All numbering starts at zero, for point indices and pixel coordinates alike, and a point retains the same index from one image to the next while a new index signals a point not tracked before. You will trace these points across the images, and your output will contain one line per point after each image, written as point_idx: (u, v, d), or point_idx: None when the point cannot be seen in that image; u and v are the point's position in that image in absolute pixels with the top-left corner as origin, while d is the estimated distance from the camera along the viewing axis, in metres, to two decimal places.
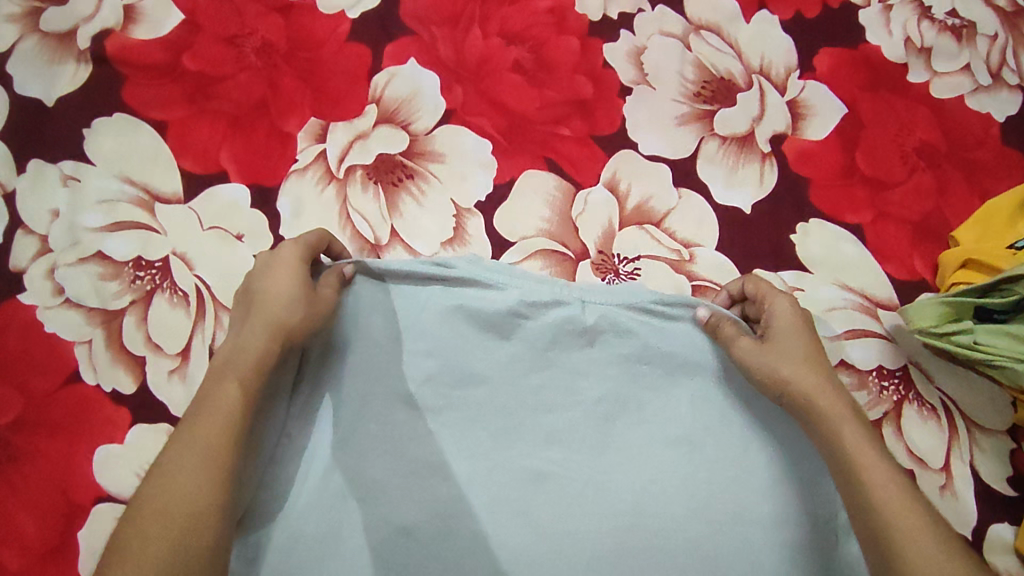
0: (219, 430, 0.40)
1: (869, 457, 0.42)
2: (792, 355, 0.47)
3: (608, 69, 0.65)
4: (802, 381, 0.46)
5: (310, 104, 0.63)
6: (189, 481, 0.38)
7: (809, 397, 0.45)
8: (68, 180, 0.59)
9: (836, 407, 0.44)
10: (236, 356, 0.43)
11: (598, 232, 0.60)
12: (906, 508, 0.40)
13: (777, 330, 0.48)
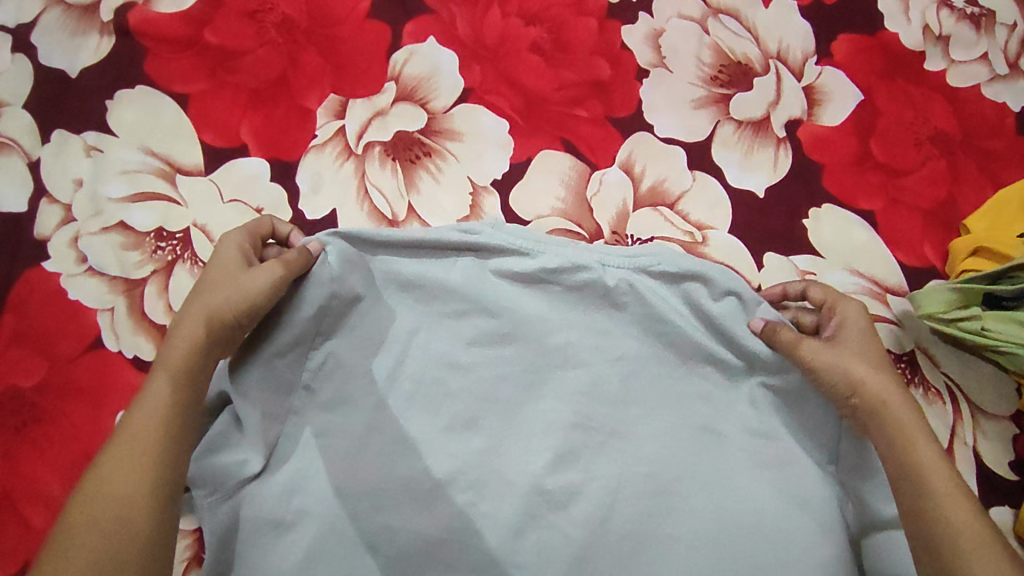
0: (141, 439, 0.44)
1: (921, 452, 0.47)
2: (853, 359, 0.51)
3: (625, 51, 0.65)
4: (868, 380, 0.50)
5: (330, 81, 0.64)
6: (116, 480, 0.42)
7: (883, 395, 0.50)
8: (91, 151, 0.60)
9: (891, 408, 0.49)
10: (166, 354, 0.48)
11: (612, 213, 0.61)
12: (957, 498, 0.45)
13: (845, 331, 0.54)
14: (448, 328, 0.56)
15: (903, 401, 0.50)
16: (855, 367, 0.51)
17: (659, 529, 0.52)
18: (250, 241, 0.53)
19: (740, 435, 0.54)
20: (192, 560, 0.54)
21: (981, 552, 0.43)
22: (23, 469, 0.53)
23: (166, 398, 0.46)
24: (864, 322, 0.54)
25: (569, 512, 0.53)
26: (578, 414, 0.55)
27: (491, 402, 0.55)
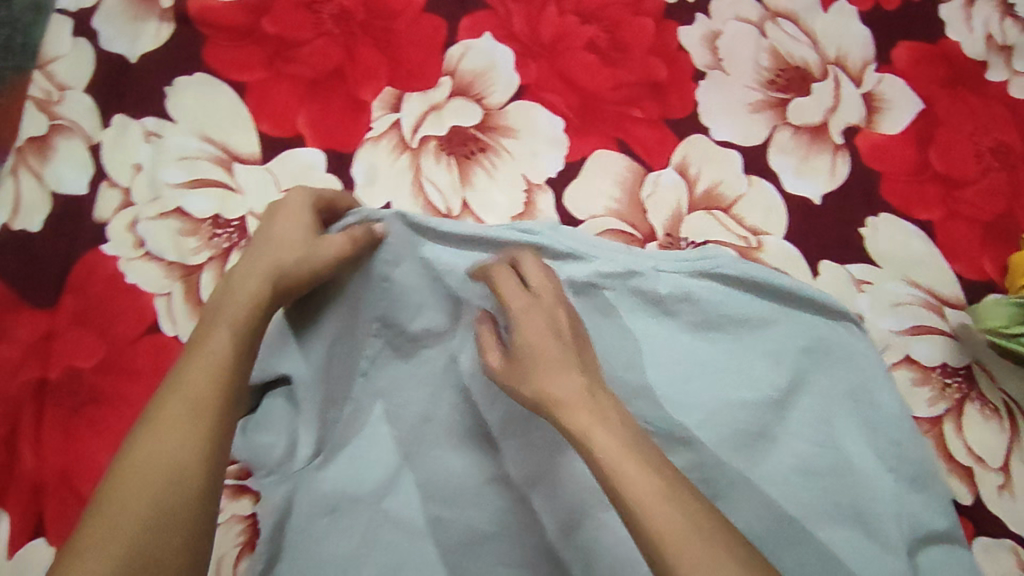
0: (206, 400, 0.38)
1: (598, 437, 0.38)
2: (542, 355, 0.43)
3: (682, 52, 0.65)
4: (545, 381, 0.42)
5: (386, 74, 0.64)
6: (174, 438, 0.36)
7: (564, 401, 0.41)
8: (150, 136, 0.60)
9: (573, 404, 0.40)
10: (225, 309, 0.43)
11: (666, 215, 0.61)
12: (645, 480, 0.35)
13: (523, 319, 0.46)
14: None
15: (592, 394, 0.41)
16: (545, 351, 0.44)
17: None
18: (315, 202, 0.52)
19: (795, 443, 0.55)
20: (245, 546, 0.53)
21: (684, 545, 0.33)
22: (81, 448, 0.54)
23: (233, 360, 0.41)
24: (553, 300, 0.47)
25: None
26: (630, 414, 0.55)
27: None
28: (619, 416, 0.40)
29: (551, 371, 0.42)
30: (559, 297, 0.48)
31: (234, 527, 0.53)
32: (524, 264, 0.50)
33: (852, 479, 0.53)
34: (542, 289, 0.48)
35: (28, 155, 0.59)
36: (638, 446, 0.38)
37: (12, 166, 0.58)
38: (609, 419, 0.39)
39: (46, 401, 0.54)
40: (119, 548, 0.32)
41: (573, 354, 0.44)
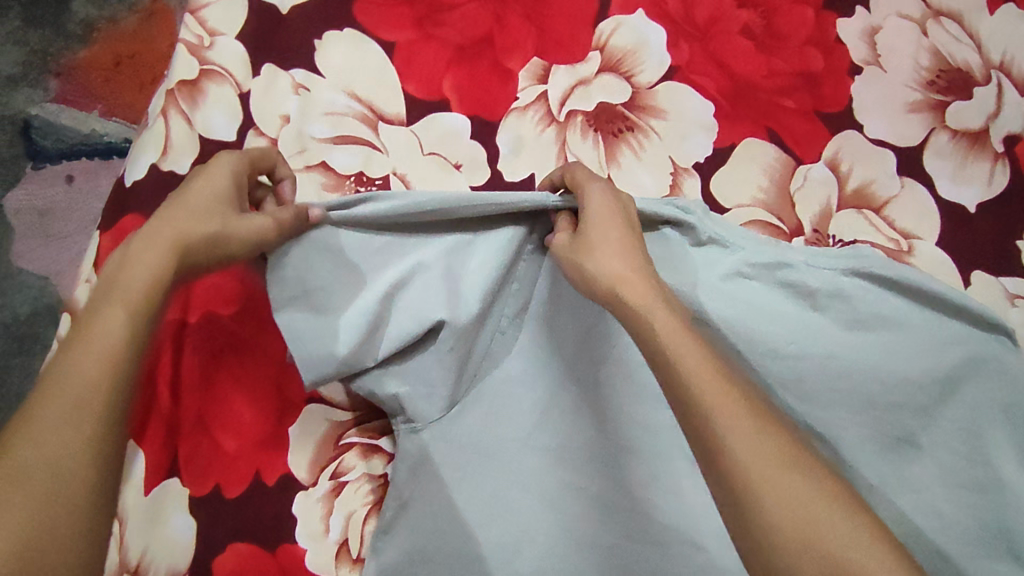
0: (97, 396, 0.36)
1: (658, 315, 0.40)
2: (604, 240, 0.45)
3: (839, 44, 0.63)
4: (605, 258, 0.44)
5: (534, 43, 0.62)
6: (55, 435, 0.34)
7: (614, 283, 0.43)
8: (298, 88, 0.60)
9: (631, 278, 0.43)
10: (120, 286, 0.40)
11: (815, 210, 0.59)
12: (703, 360, 0.38)
13: (595, 207, 0.48)
14: None
15: (647, 284, 0.43)
16: (603, 233, 0.46)
17: None
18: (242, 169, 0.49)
19: (935, 453, 0.54)
20: (374, 505, 0.53)
21: (739, 419, 0.35)
22: (219, 393, 0.54)
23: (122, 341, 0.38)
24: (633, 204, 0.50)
25: None
26: None
27: None
28: (676, 305, 0.43)
29: (609, 251, 0.45)
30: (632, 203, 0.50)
31: (364, 487, 0.53)
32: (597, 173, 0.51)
33: (994, 491, 0.53)
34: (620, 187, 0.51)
35: (178, 98, 0.58)
36: (694, 332, 0.40)
37: (163, 108, 0.58)
38: (671, 305, 0.42)
39: (185, 343, 0.54)
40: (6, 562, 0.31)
41: (637, 246, 0.45)
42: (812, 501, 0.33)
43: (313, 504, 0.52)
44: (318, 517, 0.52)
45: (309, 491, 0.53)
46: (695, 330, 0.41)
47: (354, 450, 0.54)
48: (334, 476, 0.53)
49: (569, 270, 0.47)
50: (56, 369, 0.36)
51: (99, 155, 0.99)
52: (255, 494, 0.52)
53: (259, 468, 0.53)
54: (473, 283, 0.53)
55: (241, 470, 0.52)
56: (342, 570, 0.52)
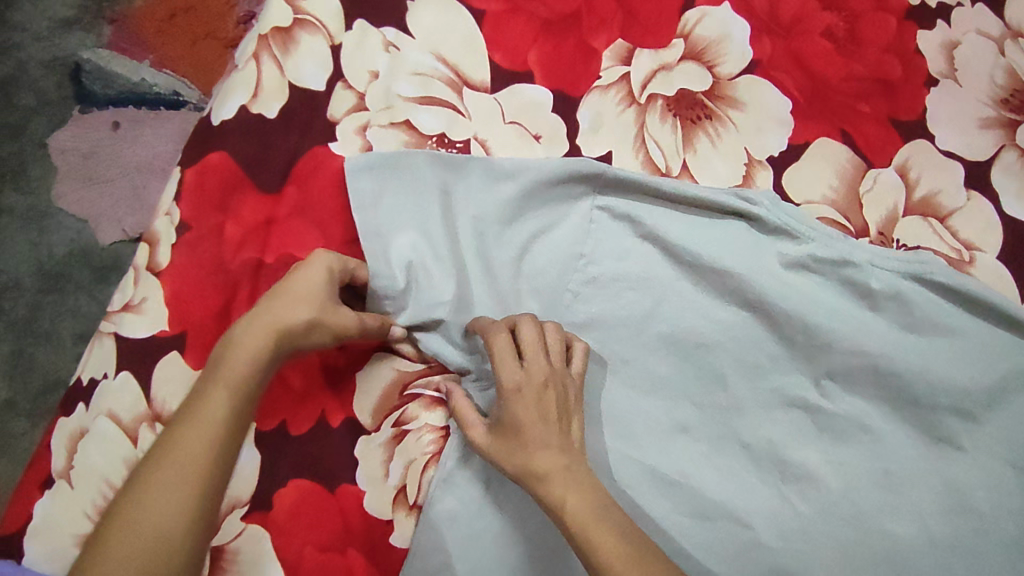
0: (188, 488, 0.42)
1: (572, 506, 0.44)
2: (529, 437, 0.46)
3: (918, 56, 0.64)
4: (532, 453, 0.46)
5: (620, 25, 0.63)
6: (161, 510, 0.41)
7: (541, 480, 0.45)
8: (389, 46, 0.60)
9: (552, 475, 0.45)
10: (226, 371, 0.47)
11: (882, 213, 0.61)
12: (617, 550, 0.41)
13: (512, 402, 0.48)
14: (708, 287, 0.58)
15: (566, 476, 0.45)
16: (524, 426, 0.47)
17: (880, 521, 0.54)
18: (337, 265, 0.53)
19: (982, 458, 0.55)
20: (433, 456, 0.54)
21: None
22: None
23: (223, 437, 0.45)
24: (556, 377, 0.49)
25: (802, 490, 0.55)
26: (816, 394, 0.57)
27: (741, 362, 0.57)
28: (593, 487, 0.45)
29: (534, 445, 0.46)
30: (564, 381, 0.50)
31: (425, 437, 0.55)
32: (519, 329, 0.51)
33: None
34: (556, 352, 0.51)
35: (272, 43, 0.59)
36: (608, 517, 0.43)
37: (255, 52, 0.59)
38: (587, 492, 0.45)
39: (262, 281, 0.56)
40: None
41: (563, 440, 0.47)
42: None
43: (374, 449, 0.54)
44: (378, 462, 0.54)
45: (371, 435, 0.54)
46: (606, 505, 0.44)
47: (419, 400, 0.55)
48: (397, 424, 0.54)
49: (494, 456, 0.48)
50: (163, 444, 0.44)
51: (143, 103, 1.00)
52: (318, 435, 0.54)
53: (326, 410, 0.54)
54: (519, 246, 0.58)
55: (309, 410, 0.54)
56: (398, 514, 0.53)
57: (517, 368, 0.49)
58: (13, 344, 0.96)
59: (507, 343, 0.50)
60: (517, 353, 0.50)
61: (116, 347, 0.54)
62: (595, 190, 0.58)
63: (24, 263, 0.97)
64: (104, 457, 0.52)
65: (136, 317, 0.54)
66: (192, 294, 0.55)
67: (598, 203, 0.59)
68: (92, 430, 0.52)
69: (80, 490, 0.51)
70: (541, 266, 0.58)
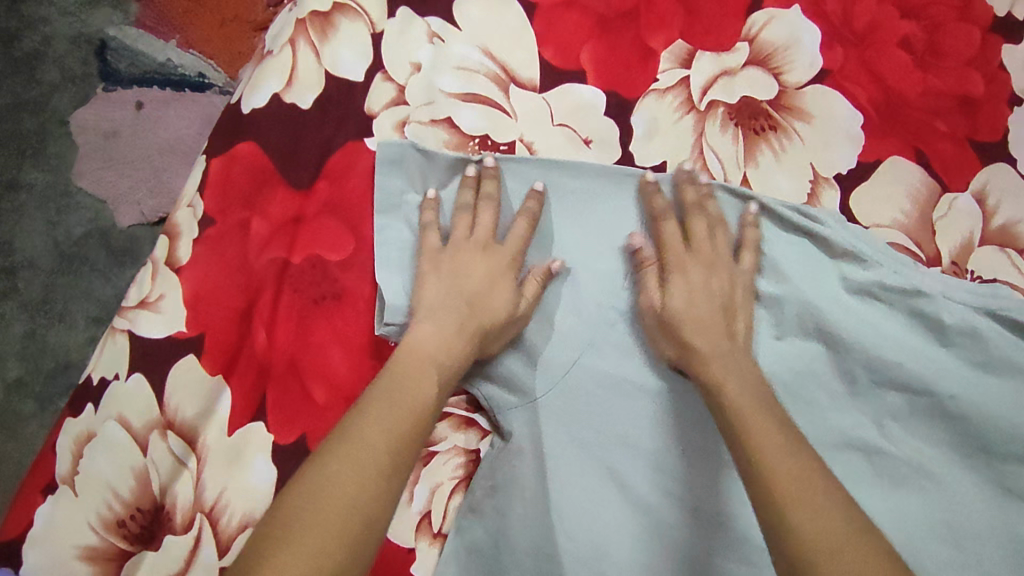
0: (395, 426, 0.40)
1: (731, 393, 0.45)
2: (686, 322, 0.49)
3: (1002, 72, 0.59)
4: (684, 312, 0.49)
5: (681, 25, 0.58)
6: (371, 436, 0.39)
7: (709, 362, 0.47)
8: (433, 38, 0.56)
9: (712, 360, 0.47)
10: (438, 358, 0.46)
11: (956, 241, 0.56)
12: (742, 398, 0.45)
13: (675, 288, 0.50)
14: (764, 313, 0.54)
15: (730, 363, 0.47)
16: (687, 326, 0.49)
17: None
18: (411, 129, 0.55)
19: None
20: (462, 480, 0.51)
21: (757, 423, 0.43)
22: (315, 340, 0.51)
23: (428, 396, 0.43)
24: (724, 269, 0.52)
25: None
26: (879, 435, 0.53)
27: (798, 397, 0.52)
28: (759, 386, 0.46)
29: (699, 330, 0.49)
30: (734, 278, 0.52)
31: (454, 460, 0.51)
32: (689, 216, 0.52)
33: None
34: (723, 241, 0.53)
35: (309, 28, 0.55)
36: (770, 411, 0.43)
37: (291, 37, 0.55)
38: (746, 386, 0.45)
39: (286, 283, 0.52)
40: (317, 531, 0.34)
41: (726, 330, 0.49)
42: (864, 565, 0.35)
43: None
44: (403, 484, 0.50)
45: None
46: (766, 395, 0.45)
47: (449, 420, 0.52)
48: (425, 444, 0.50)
49: (651, 331, 0.52)
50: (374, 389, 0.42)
51: (169, 84, 0.95)
52: None
53: None
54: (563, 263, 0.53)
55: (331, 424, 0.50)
56: (420, 543, 0.49)
57: (489, 241, 0.51)
58: (28, 324, 0.93)
59: (672, 223, 0.52)
60: (687, 242, 0.52)
61: (129, 345, 0.51)
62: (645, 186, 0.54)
63: (40, 242, 0.94)
64: (111, 463, 0.48)
65: (152, 315, 0.51)
66: (212, 295, 0.51)
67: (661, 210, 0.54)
68: (101, 435, 0.49)
69: (84, 497, 0.48)
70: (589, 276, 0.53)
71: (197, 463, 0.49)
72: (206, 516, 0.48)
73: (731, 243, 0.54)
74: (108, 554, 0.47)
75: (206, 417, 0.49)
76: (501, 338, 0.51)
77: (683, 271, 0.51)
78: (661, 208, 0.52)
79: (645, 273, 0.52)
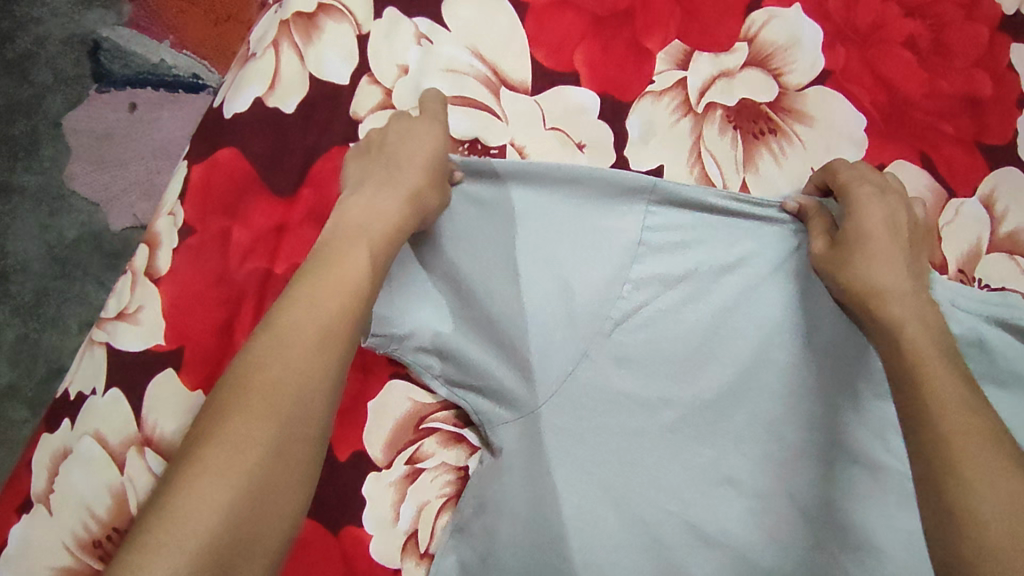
0: (319, 332, 0.36)
1: (911, 329, 0.42)
2: (875, 248, 0.46)
3: (1011, 72, 0.57)
4: (875, 276, 0.45)
5: (677, 25, 0.56)
6: (293, 355, 0.35)
7: (886, 296, 0.44)
8: (421, 39, 0.55)
9: (897, 296, 0.44)
10: (367, 229, 0.43)
11: (963, 248, 0.54)
12: (922, 334, 0.42)
13: (860, 259, 0.46)
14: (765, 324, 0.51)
15: (919, 303, 0.44)
16: (880, 281, 0.45)
17: None
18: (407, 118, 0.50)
19: None
20: (450, 498, 0.49)
21: (927, 354, 0.40)
22: None
23: (358, 288, 0.39)
24: (906, 215, 0.49)
25: (862, 563, 0.48)
26: (882, 450, 0.49)
27: (799, 409, 0.50)
28: (934, 318, 0.44)
29: (882, 262, 0.46)
30: (916, 226, 0.49)
31: (441, 477, 0.49)
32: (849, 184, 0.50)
33: None
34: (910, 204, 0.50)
35: (293, 30, 0.53)
36: (949, 355, 0.41)
37: (274, 39, 0.53)
38: (928, 324, 0.43)
39: (268, 294, 0.50)
40: (235, 472, 0.32)
41: (914, 275, 0.46)
42: (1006, 486, 0.33)
43: (384, 488, 0.48)
44: (388, 503, 0.48)
45: (382, 473, 0.48)
46: (947, 342, 0.42)
47: (436, 436, 0.50)
48: (411, 461, 0.49)
49: (828, 272, 0.48)
50: (286, 296, 0.38)
51: (163, 84, 0.94)
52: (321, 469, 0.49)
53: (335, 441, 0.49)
54: (555, 272, 0.51)
55: None
56: (406, 563, 0.48)
57: (405, 118, 0.50)
58: (20, 329, 0.91)
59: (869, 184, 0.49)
60: (874, 185, 0.49)
61: (106, 359, 0.49)
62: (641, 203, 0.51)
63: (32, 245, 0.92)
64: (86, 481, 0.47)
65: (130, 327, 0.49)
66: (192, 305, 0.50)
67: (657, 217, 0.51)
68: (76, 452, 0.47)
69: (58, 517, 0.46)
70: (585, 285, 0.51)
71: None
72: None
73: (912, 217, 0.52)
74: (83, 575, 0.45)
75: (186, 433, 0.48)
76: (435, 187, 0.48)
77: (857, 211, 0.48)
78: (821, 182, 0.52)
79: (813, 219, 0.50)
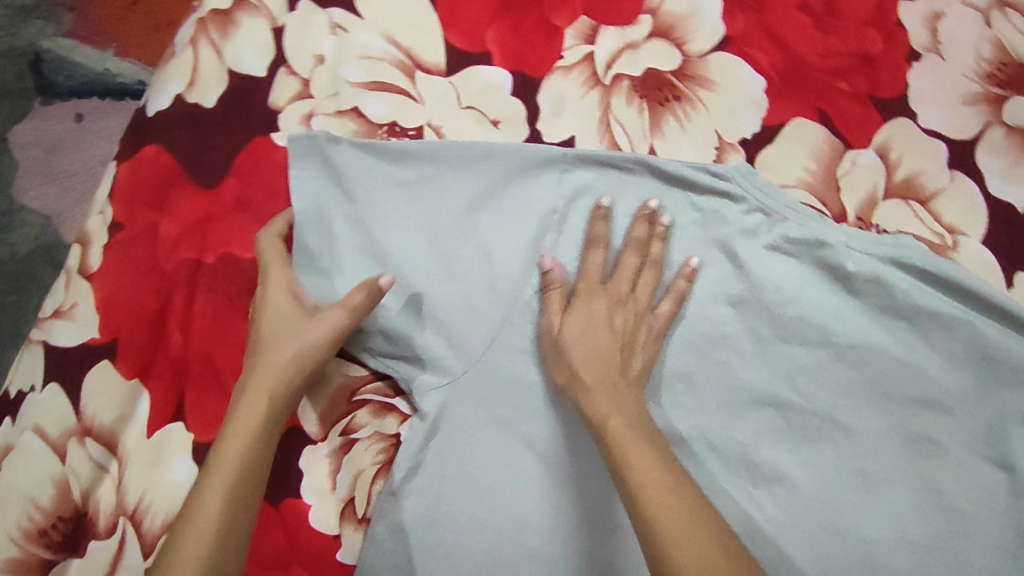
0: (228, 481, 0.42)
1: (614, 425, 0.45)
2: (574, 354, 0.49)
3: (900, 28, 0.60)
4: (578, 368, 0.49)
5: (584, 2, 0.59)
6: (210, 506, 0.41)
7: (592, 394, 0.47)
8: (335, 28, 0.56)
9: (599, 394, 0.47)
10: (264, 372, 0.47)
11: (861, 196, 0.57)
12: (634, 436, 0.44)
13: (579, 370, 0.48)
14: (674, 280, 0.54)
15: (629, 414, 0.46)
16: (577, 357, 0.49)
17: (852, 522, 0.51)
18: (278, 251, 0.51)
19: (963, 456, 0.52)
20: (384, 465, 0.52)
21: (640, 455, 0.42)
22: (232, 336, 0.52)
23: (262, 436, 0.45)
24: (631, 308, 0.52)
25: (772, 492, 0.52)
26: (791, 391, 0.53)
27: (710, 358, 0.54)
28: (639, 411, 0.46)
29: (587, 362, 0.49)
30: (642, 318, 0.52)
31: (374, 445, 0.52)
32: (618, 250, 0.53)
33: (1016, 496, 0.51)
34: (642, 292, 0.52)
35: (210, 28, 0.55)
36: (650, 441, 0.43)
37: (193, 37, 0.55)
38: (628, 413, 0.46)
39: (198, 283, 0.52)
40: None
41: (619, 366, 0.49)
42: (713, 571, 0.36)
43: (320, 460, 0.51)
44: (325, 473, 0.51)
45: (317, 446, 0.51)
46: (652, 435, 0.44)
47: (368, 407, 0.52)
48: (345, 432, 0.52)
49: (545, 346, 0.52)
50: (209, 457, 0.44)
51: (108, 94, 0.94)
52: None
53: None
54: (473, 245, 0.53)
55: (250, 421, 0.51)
56: (345, 529, 0.50)
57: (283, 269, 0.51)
58: None
59: (576, 316, 0.51)
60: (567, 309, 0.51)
61: (43, 356, 0.51)
62: (559, 165, 0.54)
63: None
64: (30, 473, 0.48)
65: (66, 323, 0.51)
66: (125, 298, 0.51)
67: (576, 178, 0.54)
68: (18, 447, 0.49)
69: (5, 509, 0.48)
70: (504, 254, 0.53)
71: (118, 467, 0.49)
72: (128, 520, 0.48)
73: (658, 284, 0.53)
74: (30, 564, 0.47)
75: (124, 422, 0.50)
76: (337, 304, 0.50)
77: (587, 315, 0.51)
78: (600, 234, 0.52)
79: (552, 296, 0.52)
